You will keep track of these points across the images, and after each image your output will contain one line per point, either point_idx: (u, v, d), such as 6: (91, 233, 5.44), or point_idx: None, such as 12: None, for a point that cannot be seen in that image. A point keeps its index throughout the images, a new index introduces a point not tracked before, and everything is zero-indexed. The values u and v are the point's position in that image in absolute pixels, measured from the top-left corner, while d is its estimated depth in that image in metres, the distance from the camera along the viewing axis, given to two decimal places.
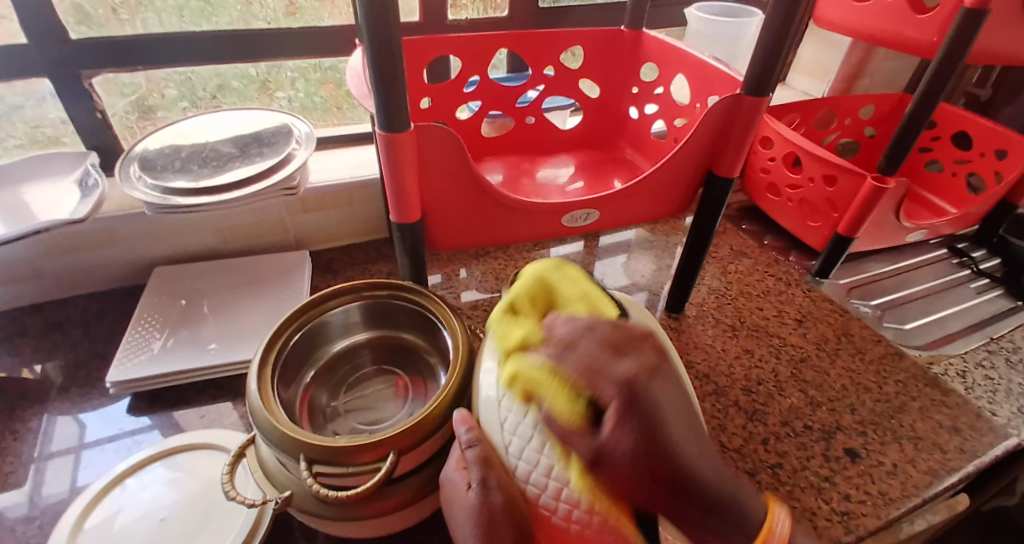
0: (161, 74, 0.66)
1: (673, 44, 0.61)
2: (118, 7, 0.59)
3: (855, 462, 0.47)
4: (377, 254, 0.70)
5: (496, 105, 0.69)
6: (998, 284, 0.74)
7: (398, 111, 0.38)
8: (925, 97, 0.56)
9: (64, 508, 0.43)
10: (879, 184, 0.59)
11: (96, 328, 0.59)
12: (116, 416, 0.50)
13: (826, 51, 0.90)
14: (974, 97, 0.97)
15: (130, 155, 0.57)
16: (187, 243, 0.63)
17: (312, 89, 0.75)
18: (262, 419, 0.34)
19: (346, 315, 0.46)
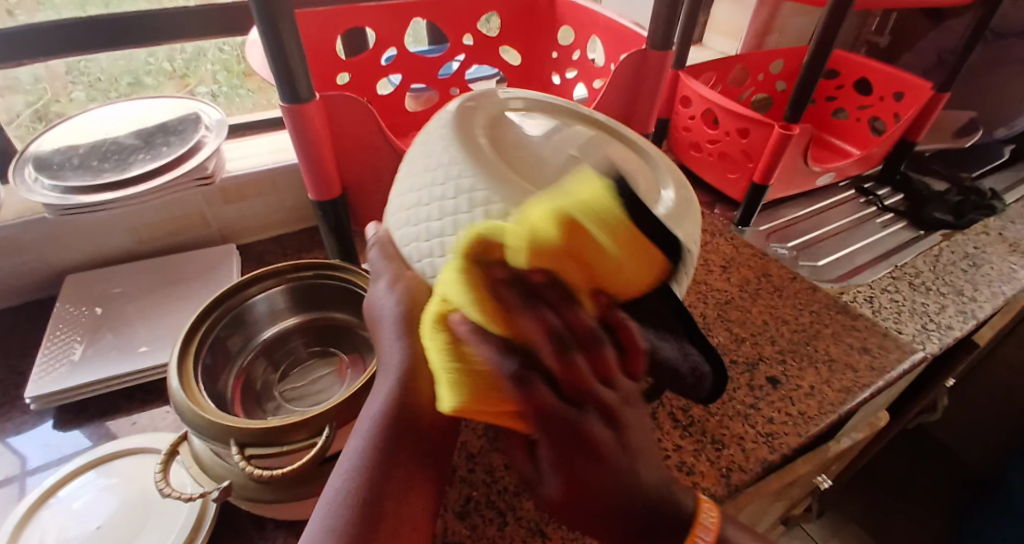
0: (67, 77, 0.64)
1: (587, 5, 0.63)
2: (14, 9, 0.57)
3: (776, 388, 0.51)
4: (313, 242, 0.69)
5: (419, 77, 0.68)
6: (902, 219, 0.79)
7: (303, 83, 0.37)
8: (820, 46, 0.60)
9: None
10: (786, 131, 0.63)
11: (9, 346, 0.55)
12: (39, 434, 0.48)
13: (737, 9, 0.94)
14: (874, 45, 1.04)
15: (22, 157, 0.53)
16: (101, 246, 0.59)
17: (235, 82, 0.75)
18: (187, 411, 0.33)
19: (273, 299, 0.45)
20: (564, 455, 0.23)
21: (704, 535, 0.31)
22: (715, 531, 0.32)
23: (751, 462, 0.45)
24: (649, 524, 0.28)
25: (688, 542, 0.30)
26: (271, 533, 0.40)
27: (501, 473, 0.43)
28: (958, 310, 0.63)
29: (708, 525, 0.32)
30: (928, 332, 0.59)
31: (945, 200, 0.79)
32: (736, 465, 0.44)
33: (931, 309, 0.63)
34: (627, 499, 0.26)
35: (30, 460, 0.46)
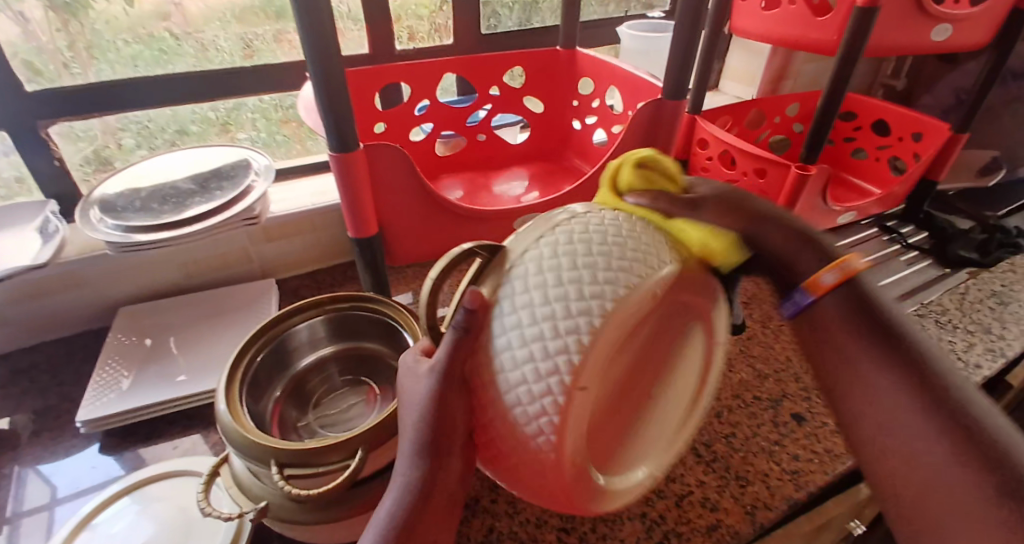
0: (119, 124, 0.69)
1: (605, 60, 0.67)
2: (69, 62, 0.62)
3: (802, 425, 0.51)
4: (345, 277, 0.72)
5: (448, 125, 0.72)
6: (927, 256, 0.79)
7: (349, 134, 0.42)
8: (832, 91, 0.63)
9: None
10: (803, 171, 0.64)
11: (64, 374, 0.59)
12: (88, 457, 0.51)
13: (750, 58, 0.98)
14: (891, 88, 1.06)
15: (90, 200, 0.58)
16: (152, 281, 0.64)
17: (273, 129, 0.79)
18: (231, 431, 0.35)
19: (313, 329, 0.48)
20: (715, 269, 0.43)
21: (830, 274, 0.36)
22: (851, 271, 0.37)
23: (778, 499, 0.44)
24: (791, 271, 0.38)
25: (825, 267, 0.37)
26: None
27: (523, 505, 0.43)
28: (987, 348, 0.62)
29: (849, 264, 0.36)
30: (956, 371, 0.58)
31: (969, 237, 0.78)
32: (761, 501, 0.44)
33: (960, 346, 0.62)
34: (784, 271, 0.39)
35: (60, 490, 0.48)
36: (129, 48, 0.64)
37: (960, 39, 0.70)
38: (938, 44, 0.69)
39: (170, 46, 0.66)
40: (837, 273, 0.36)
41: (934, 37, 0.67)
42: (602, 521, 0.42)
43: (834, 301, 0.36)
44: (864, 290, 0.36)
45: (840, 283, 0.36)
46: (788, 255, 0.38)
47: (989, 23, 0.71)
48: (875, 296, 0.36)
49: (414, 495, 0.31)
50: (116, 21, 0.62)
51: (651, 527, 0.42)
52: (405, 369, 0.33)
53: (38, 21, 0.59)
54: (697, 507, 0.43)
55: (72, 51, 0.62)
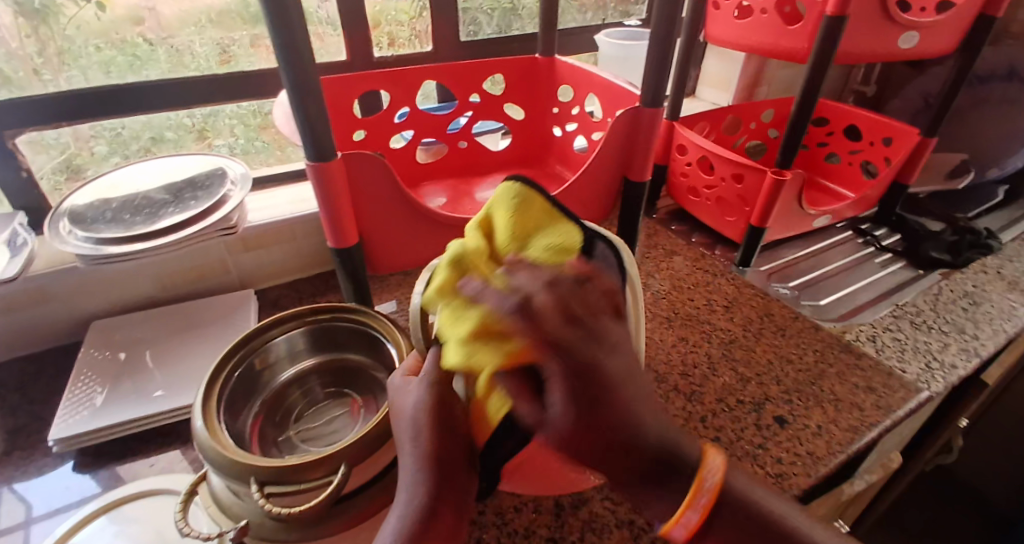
0: (91, 132, 0.67)
1: (584, 66, 0.68)
2: (40, 68, 0.60)
3: (784, 428, 0.52)
4: (327, 286, 0.71)
5: (429, 132, 0.72)
6: (901, 258, 0.82)
7: (326, 143, 0.41)
8: (805, 97, 0.64)
9: None
10: (779, 176, 0.66)
11: (34, 391, 0.57)
12: (60, 476, 0.49)
13: (726, 65, 1.00)
14: (862, 94, 1.09)
15: (59, 211, 0.56)
16: (126, 294, 0.62)
17: (252, 135, 0.78)
18: (209, 450, 0.35)
19: (292, 342, 0.47)
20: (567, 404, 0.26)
21: (697, 503, 0.26)
22: (719, 489, 0.27)
23: None
24: (641, 441, 0.27)
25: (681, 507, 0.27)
26: None
27: (511, 515, 0.43)
28: (960, 348, 0.63)
29: (712, 475, 0.27)
30: (932, 371, 0.60)
31: (940, 239, 0.81)
32: None
33: (934, 347, 0.64)
34: (627, 436, 0.27)
35: (35, 508, 0.47)
36: (102, 54, 0.63)
37: (926, 46, 0.72)
38: (906, 52, 0.71)
39: (143, 51, 0.65)
40: (699, 513, 0.27)
41: (902, 45, 0.70)
42: (590, 529, 0.42)
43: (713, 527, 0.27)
44: (740, 497, 0.28)
45: (697, 533, 0.27)
46: (625, 414, 0.27)
47: (954, 31, 0.74)
48: (746, 495, 0.28)
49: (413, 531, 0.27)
50: (88, 26, 0.61)
51: (639, 535, 0.42)
52: (393, 388, 0.36)
53: (7, 27, 0.58)
54: None
55: (43, 56, 0.60)
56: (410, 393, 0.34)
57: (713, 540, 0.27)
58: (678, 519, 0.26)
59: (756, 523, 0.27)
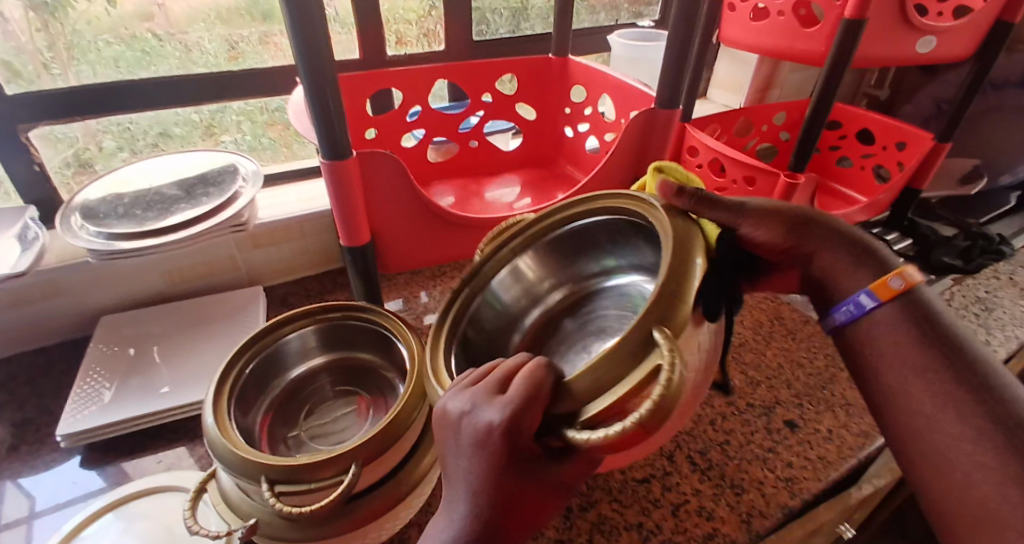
0: (99, 127, 0.67)
1: (597, 67, 0.67)
2: (49, 62, 0.60)
3: (794, 432, 0.51)
4: (334, 284, 0.71)
5: (440, 131, 0.72)
6: (912, 262, 0.81)
7: (341, 141, 0.41)
8: (821, 99, 0.64)
9: None
10: (792, 179, 0.65)
11: (43, 385, 0.57)
12: (68, 471, 0.49)
13: (737, 67, 1.00)
14: (873, 97, 1.08)
15: (71, 206, 0.56)
16: (136, 289, 0.62)
17: (259, 131, 0.78)
18: (220, 447, 0.35)
19: (304, 338, 0.47)
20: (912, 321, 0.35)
21: (898, 280, 0.36)
22: (910, 286, 0.35)
23: (773, 508, 0.44)
24: (872, 258, 0.38)
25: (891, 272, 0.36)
26: None
27: None
28: None
29: (907, 278, 0.36)
30: None
31: (952, 244, 0.80)
32: (756, 510, 0.44)
33: None
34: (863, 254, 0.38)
35: (39, 502, 0.47)
36: (111, 50, 0.63)
37: (943, 50, 0.72)
38: (923, 55, 0.70)
39: (152, 47, 0.65)
40: (900, 284, 0.35)
41: (919, 48, 0.69)
42: (598, 532, 0.42)
43: (902, 306, 0.35)
44: (924, 304, 0.35)
45: (901, 295, 0.35)
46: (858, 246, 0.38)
47: (971, 35, 0.73)
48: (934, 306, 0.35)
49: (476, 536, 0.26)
50: (98, 22, 0.61)
51: (648, 538, 0.42)
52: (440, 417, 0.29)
53: (17, 21, 0.58)
54: (694, 517, 0.43)
55: (52, 51, 0.60)
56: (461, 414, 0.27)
57: (896, 316, 0.35)
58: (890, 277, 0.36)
59: (931, 321, 0.34)
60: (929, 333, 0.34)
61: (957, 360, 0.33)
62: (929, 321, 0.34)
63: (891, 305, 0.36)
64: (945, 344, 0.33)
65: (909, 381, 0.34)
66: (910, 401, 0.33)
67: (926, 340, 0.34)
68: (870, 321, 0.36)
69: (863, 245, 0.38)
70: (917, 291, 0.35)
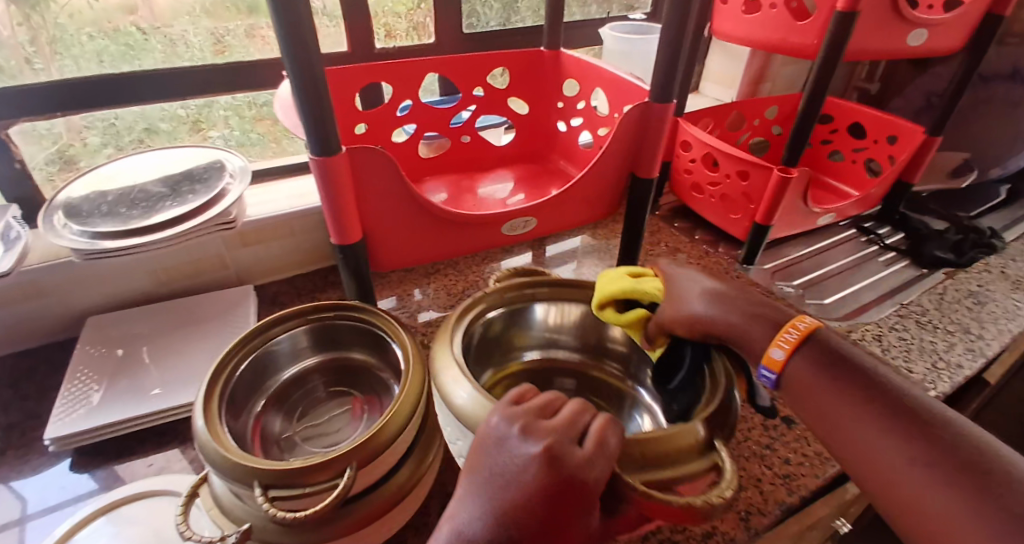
0: (83, 122, 0.65)
1: (590, 60, 0.67)
2: (32, 57, 0.58)
3: (791, 428, 0.51)
4: (326, 282, 0.70)
5: (432, 126, 0.71)
6: (904, 256, 0.81)
7: (331, 137, 0.40)
8: (814, 93, 0.63)
9: None
10: (785, 174, 0.65)
11: (28, 389, 0.56)
12: (57, 475, 0.48)
13: (730, 61, 0.99)
14: (864, 91, 1.08)
15: (53, 204, 0.55)
16: (122, 289, 0.61)
17: (247, 126, 0.76)
18: (212, 452, 0.34)
19: (295, 340, 0.46)
20: (828, 368, 0.33)
21: (789, 334, 0.35)
22: (808, 332, 0.35)
23: (770, 504, 0.44)
24: (766, 315, 0.37)
25: (774, 338, 0.36)
26: None
27: None
28: (965, 347, 0.63)
29: (801, 328, 0.36)
30: (938, 371, 0.60)
31: (944, 238, 0.80)
32: (754, 507, 0.44)
33: (940, 346, 0.63)
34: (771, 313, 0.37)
35: (30, 505, 0.46)
36: (95, 43, 0.61)
37: (934, 44, 0.72)
38: (914, 49, 0.70)
39: (137, 41, 0.63)
40: (797, 334, 0.35)
41: (911, 42, 0.69)
42: None
43: (803, 362, 0.34)
44: (832, 346, 0.35)
45: (799, 346, 0.35)
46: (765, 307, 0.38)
47: (961, 28, 0.73)
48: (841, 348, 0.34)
49: None
50: (80, 15, 0.60)
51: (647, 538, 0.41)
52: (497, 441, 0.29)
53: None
54: None
55: (35, 45, 0.58)
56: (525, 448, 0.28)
57: (806, 366, 0.34)
58: (783, 337, 0.35)
59: (838, 359, 0.34)
60: (845, 375, 0.33)
61: (883, 395, 0.31)
62: (835, 364, 0.33)
63: (795, 362, 0.35)
64: (871, 383, 0.32)
65: (865, 424, 0.31)
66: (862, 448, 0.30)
67: (841, 379, 0.33)
68: (790, 388, 0.35)
69: (760, 308, 0.38)
70: (821, 335, 0.35)
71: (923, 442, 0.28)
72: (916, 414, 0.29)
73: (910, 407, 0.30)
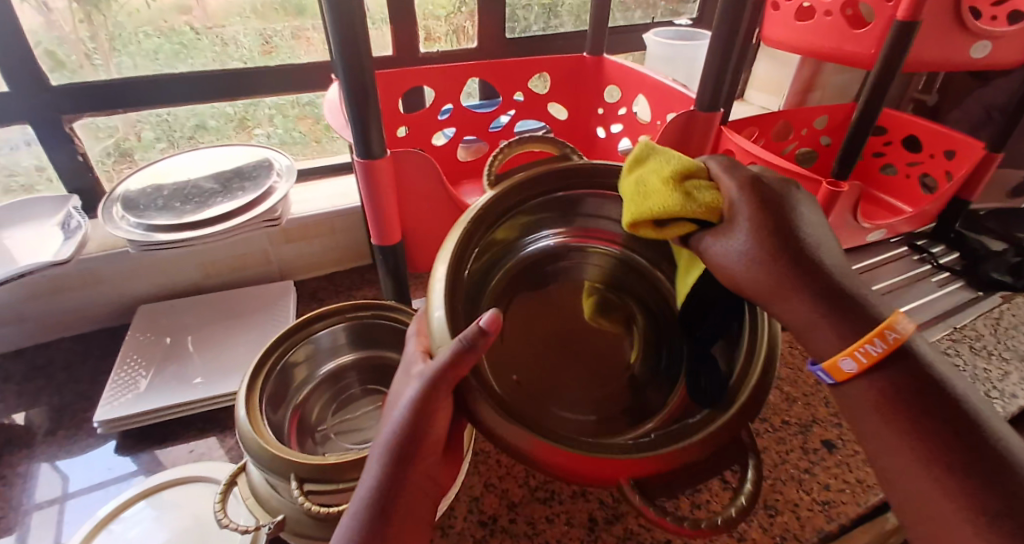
0: (138, 118, 0.68)
1: (633, 67, 0.66)
2: (91, 53, 0.62)
3: (833, 453, 0.49)
4: (362, 280, 0.71)
5: (471, 130, 0.71)
6: (959, 277, 0.77)
7: (376, 140, 0.41)
8: (868, 104, 0.61)
9: None
10: (834, 187, 0.62)
11: (81, 370, 0.59)
12: (104, 457, 0.50)
13: (777, 68, 0.96)
14: (921, 102, 1.03)
15: (112, 196, 0.58)
16: (171, 279, 0.64)
17: (291, 125, 0.79)
18: (252, 443, 0.35)
19: (334, 337, 0.47)
20: (901, 392, 0.28)
21: (876, 343, 0.28)
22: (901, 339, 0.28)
23: (808, 532, 0.42)
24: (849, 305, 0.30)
25: (852, 344, 0.29)
26: None
27: (543, 526, 0.42)
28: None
29: (898, 330, 0.28)
30: (992, 401, 0.56)
31: (1002, 259, 0.75)
32: (791, 533, 0.42)
33: (995, 375, 0.60)
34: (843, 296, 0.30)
35: (72, 484, 0.48)
36: (151, 41, 0.64)
37: (1000, 55, 0.68)
38: (979, 60, 0.66)
39: (189, 40, 0.66)
40: (884, 346, 0.28)
41: (974, 53, 0.65)
42: None
43: (877, 380, 0.29)
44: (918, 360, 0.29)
45: (880, 358, 0.28)
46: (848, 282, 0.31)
47: None
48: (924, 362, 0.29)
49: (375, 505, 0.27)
50: (138, 14, 0.63)
51: None
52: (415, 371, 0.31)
53: (61, 10, 0.59)
54: (725, 537, 0.42)
55: (94, 41, 0.62)
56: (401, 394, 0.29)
57: (878, 383, 0.29)
58: (860, 348, 0.28)
59: (920, 377, 0.28)
60: (924, 407, 0.27)
61: (959, 436, 0.27)
62: (915, 395, 0.28)
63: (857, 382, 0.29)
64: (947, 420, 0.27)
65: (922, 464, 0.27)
66: (918, 494, 0.27)
67: (920, 418, 0.27)
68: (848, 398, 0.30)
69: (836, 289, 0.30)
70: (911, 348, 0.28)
71: (991, 496, 0.25)
72: (981, 463, 0.26)
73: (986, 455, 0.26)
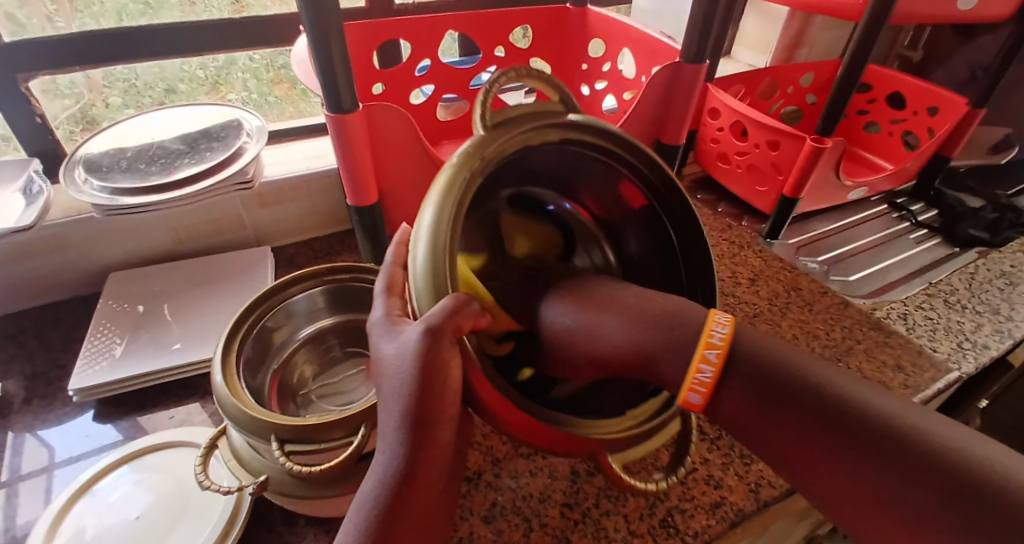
0: (104, 81, 0.65)
1: (618, 18, 0.63)
2: (52, 14, 0.59)
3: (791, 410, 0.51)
4: (342, 246, 0.70)
5: (451, 87, 0.69)
6: (936, 234, 0.78)
7: (345, 92, 0.39)
8: (856, 57, 0.59)
9: (25, 530, 0.43)
10: (818, 143, 0.61)
11: (53, 339, 0.58)
12: (81, 425, 0.50)
13: (766, 24, 0.94)
14: (907, 59, 1.02)
15: (73, 159, 0.55)
16: (143, 246, 0.62)
17: (264, 89, 0.75)
18: (230, 406, 0.34)
19: (312, 299, 0.47)
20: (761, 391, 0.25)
21: (716, 331, 0.27)
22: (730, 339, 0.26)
23: (781, 478, 0.44)
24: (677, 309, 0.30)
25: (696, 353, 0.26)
26: (301, 530, 0.41)
27: (525, 479, 0.43)
28: (994, 328, 0.61)
29: (721, 329, 0.27)
30: (963, 351, 0.58)
31: (979, 217, 0.76)
32: (765, 479, 0.44)
33: (967, 327, 0.61)
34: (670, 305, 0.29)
35: (55, 453, 0.48)
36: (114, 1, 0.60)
37: (986, 9, 0.67)
38: (965, 14, 0.65)
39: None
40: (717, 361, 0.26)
41: (961, 5, 0.64)
42: (605, 496, 0.42)
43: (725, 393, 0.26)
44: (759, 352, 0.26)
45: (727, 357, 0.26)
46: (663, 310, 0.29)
47: None
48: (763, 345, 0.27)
49: (394, 483, 0.25)
50: None
51: (654, 503, 0.42)
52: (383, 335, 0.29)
53: None
54: (701, 484, 0.43)
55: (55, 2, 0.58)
56: (399, 349, 0.27)
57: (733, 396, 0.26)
58: (694, 379, 0.26)
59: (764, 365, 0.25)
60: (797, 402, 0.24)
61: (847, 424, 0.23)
62: (762, 371, 0.25)
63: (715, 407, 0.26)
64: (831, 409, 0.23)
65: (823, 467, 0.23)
66: (809, 475, 0.23)
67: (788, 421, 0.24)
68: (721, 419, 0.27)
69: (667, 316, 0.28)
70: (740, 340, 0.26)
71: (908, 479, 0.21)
72: (847, 421, 0.23)
73: (855, 425, 0.23)
